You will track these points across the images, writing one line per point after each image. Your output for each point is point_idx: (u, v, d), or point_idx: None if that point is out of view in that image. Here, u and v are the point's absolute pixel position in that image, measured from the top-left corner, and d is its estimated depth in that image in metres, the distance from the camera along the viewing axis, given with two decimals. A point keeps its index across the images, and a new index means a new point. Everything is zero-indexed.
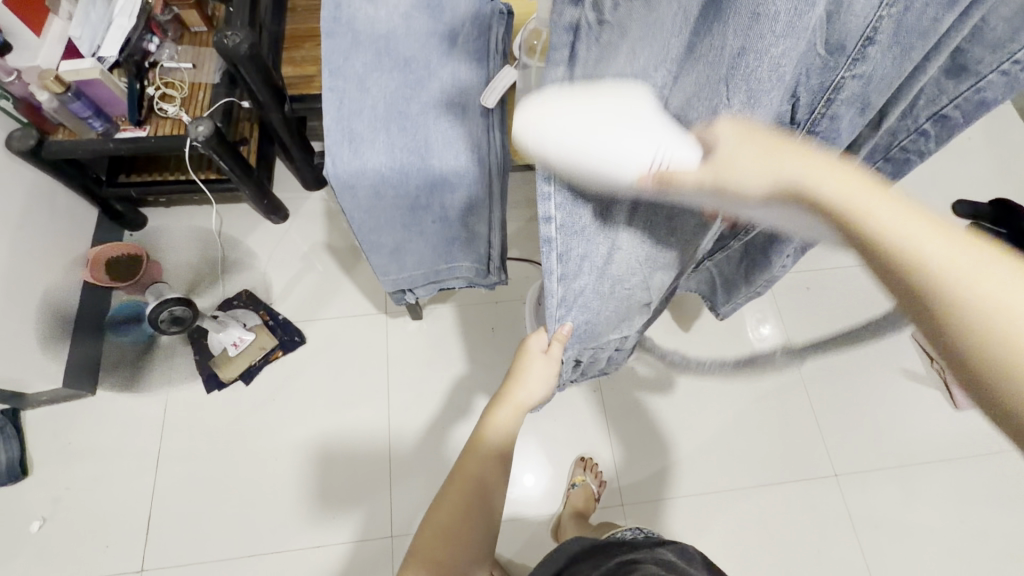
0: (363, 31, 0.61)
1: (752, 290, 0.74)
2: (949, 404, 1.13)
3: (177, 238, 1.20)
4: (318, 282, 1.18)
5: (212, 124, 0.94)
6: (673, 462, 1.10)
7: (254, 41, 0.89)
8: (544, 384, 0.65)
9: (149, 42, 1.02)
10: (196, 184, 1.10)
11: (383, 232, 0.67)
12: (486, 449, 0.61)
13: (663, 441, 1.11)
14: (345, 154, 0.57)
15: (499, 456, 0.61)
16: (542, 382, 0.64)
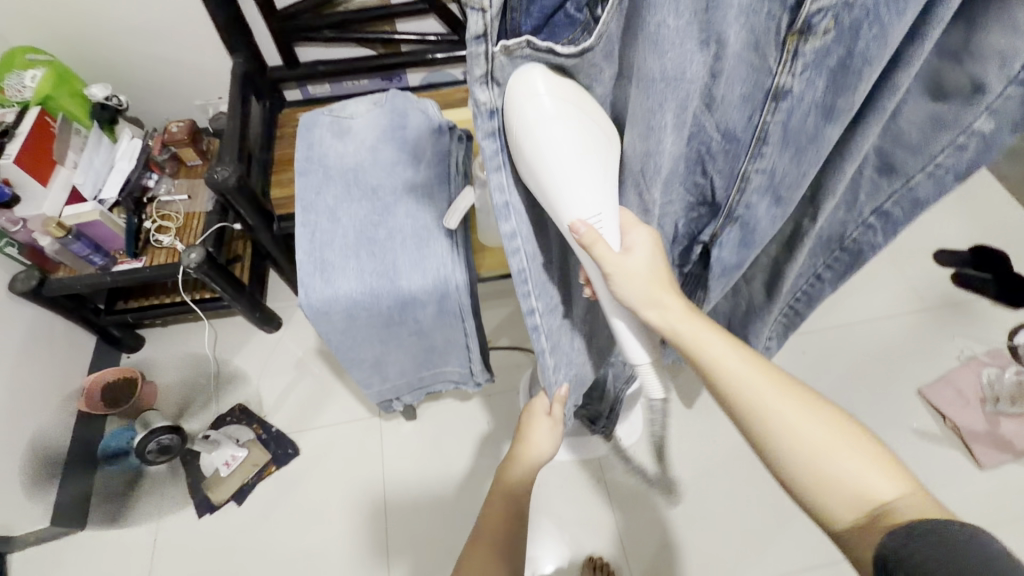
0: (334, 165, 0.67)
1: None
2: (973, 465, 1.09)
3: (172, 356, 1.22)
4: (312, 389, 1.18)
5: (204, 251, 0.99)
6: (689, 554, 1.02)
7: (242, 174, 0.97)
8: (550, 441, 0.65)
9: (149, 178, 1.10)
10: (190, 304, 1.14)
11: (361, 349, 0.68)
12: (503, 498, 0.61)
13: (677, 530, 1.04)
14: (317, 284, 0.60)
15: (517, 505, 0.60)
16: (547, 440, 0.65)
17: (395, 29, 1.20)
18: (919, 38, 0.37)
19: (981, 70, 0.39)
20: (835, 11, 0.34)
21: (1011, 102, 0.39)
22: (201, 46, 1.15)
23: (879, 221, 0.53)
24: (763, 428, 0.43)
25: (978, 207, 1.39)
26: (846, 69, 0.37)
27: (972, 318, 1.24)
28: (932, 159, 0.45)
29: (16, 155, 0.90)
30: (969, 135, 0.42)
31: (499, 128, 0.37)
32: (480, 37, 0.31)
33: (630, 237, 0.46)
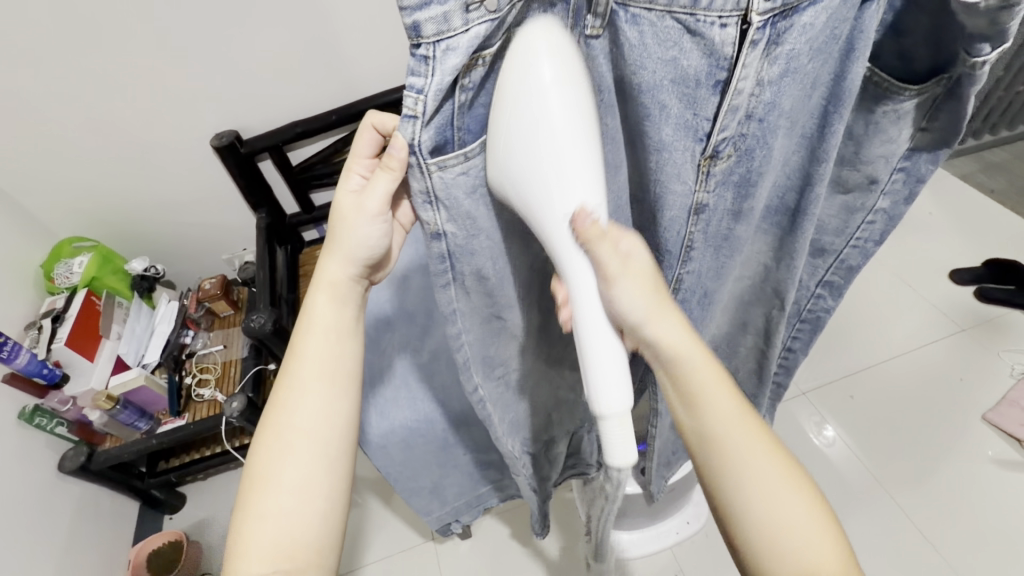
0: None
1: None
2: None
3: (214, 511, 1.19)
4: (360, 521, 1.14)
5: (245, 397, 1.02)
6: None
7: (276, 318, 1.02)
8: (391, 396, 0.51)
9: (185, 336, 1.15)
10: (231, 453, 1.13)
11: (419, 476, 0.68)
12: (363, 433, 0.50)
13: None
14: (373, 418, 0.61)
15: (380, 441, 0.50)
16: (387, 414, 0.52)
17: None
18: (822, 158, 0.43)
19: (873, 168, 0.46)
20: (737, 142, 0.38)
21: (898, 183, 0.47)
22: (228, 208, 1.27)
23: (826, 290, 0.58)
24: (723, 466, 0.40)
25: (974, 224, 1.43)
26: (749, 183, 0.42)
27: (1009, 333, 1.23)
28: (852, 236, 0.52)
29: (66, 336, 0.96)
30: (875, 213, 0.50)
31: (447, 251, 0.39)
32: (415, 145, 0.32)
33: (625, 246, 0.38)
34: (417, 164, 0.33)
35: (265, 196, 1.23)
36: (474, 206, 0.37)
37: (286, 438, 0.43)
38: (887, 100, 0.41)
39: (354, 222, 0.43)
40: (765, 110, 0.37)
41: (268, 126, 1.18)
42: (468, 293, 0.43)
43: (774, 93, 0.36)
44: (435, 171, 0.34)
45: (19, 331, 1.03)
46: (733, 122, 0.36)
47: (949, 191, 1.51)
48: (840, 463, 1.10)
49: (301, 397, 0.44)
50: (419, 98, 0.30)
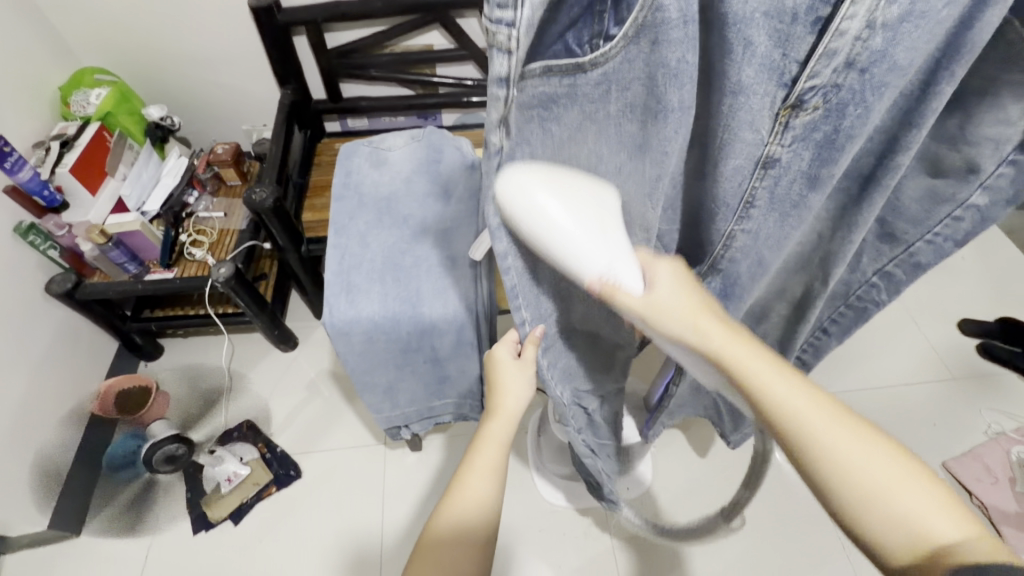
0: (368, 193, 0.70)
1: None
2: None
3: (186, 367, 1.23)
4: (322, 410, 1.18)
5: (233, 266, 1.03)
6: None
7: (278, 196, 1.01)
8: (526, 389, 0.56)
9: (189, 195, 1.15)
10: (212, 317, 1.16)
11: (377, 372, 0.69)
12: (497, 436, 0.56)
13: None
14: (341, 304, 0.62)
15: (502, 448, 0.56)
16: (523, 387, 0.56)
17: (436, 73, 1.26)
18: (916, 124, 0.39)
19: (976, 151, 0.42)
20: (828, 94, 0.35)
21: (1005, 180, 0.43)
22: (255, 77, 1.23)
23: (881, 281, 0.55)
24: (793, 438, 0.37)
25: (1002, 279, 1.37)
26: (832, 145, 0.38)
27: (1000, 392, 1.20)
28: (931, 229, 0.48)
29: (72, 164, 0.96)
30: (965, 209, 0.46)
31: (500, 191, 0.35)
32: (504, 80, 0.29)
33: (654, 272, 0.42)
34: (502, 97, 0.30)
35: (294, 73, 1.20)
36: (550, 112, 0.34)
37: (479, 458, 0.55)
38: (1012, 65, 0.37)
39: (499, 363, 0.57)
40: (871, 59, 0.32)
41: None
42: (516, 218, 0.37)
43: (886, 41, 0.32)
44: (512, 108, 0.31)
45: (27, 147, 1.03)
46: (826, 69, 0.33)
47: (989, 241, 1.43)
48: (792, 479, 1.09)
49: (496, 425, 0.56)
50: (509, 33, 0.27)
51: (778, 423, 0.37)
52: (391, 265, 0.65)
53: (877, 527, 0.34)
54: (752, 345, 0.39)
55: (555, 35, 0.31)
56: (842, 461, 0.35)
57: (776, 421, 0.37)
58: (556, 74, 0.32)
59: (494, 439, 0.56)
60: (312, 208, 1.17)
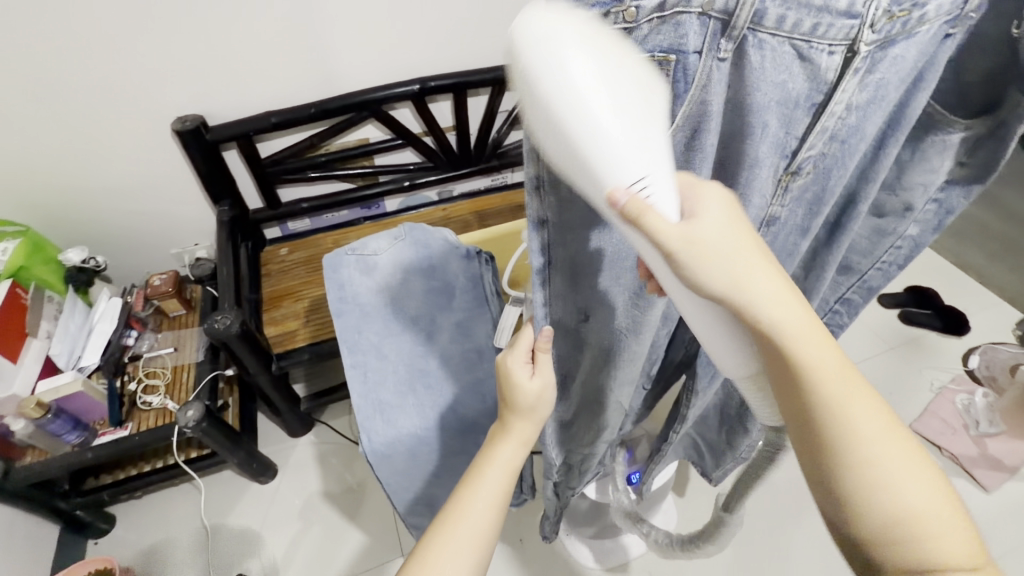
0: (368, 301, 0.69)
1: (736, 457, 0.83)
2: (977, 488, 1.15)
3: (150, 532, 1.07)
4: (321, 537, 1.07)
5: (202, 405, 0.93)
6: None
7: (244, 319, 0.95)
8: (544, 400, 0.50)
9: (128, 336, 1.03)
10: (178, 466, 1.03)
11: (417, 486, 0.65)
12: (508, 455, 0.50)
13: None
14: (378, 426, 0.61)
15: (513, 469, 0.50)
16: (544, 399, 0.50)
17: (374, 163, 1.28)
18: (869, 178, 0.44)
19: (909, 196, 0.49)
20: (818, 161, 0.40)
21: (930, 213, 0.51)
22: (183, 198, 1.16)
23: (844, 307, 0.64)
24: (846, 444, 0.34)
25: None
26: (820, 202, 0.44)
27: (928, 352, 1.38)
28: (878, 258, 0.56)
29: None
30: (904, 239, 0.54)
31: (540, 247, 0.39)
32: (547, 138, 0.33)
33: (699, 203, 0.34)
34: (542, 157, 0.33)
35: (228, 189, 1.15)
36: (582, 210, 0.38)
37: (488, 483, 0.49)
38: (937, 130, 0.43)
39: (519, 374, 0.48)
40: (848, 133, 0.38)
41: (237, 114, 1.10)
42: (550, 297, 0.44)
43: (859, 118, 0.37)
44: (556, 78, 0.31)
45: None
46: (819, 142, 0.38)
47: None
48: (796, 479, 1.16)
49: (508, 446, 0.50)
50: None
51: (816, 416, 0.35)
52: (415, 370, 0.64)
53: (888, 549, 0.34)
54: (823, 338, 0.35)
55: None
56: (881, 484, 0.33)
57: (823, 421, 0.34)
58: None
59: (502, 462, 0.50)
60: (271, 321, 1.11)
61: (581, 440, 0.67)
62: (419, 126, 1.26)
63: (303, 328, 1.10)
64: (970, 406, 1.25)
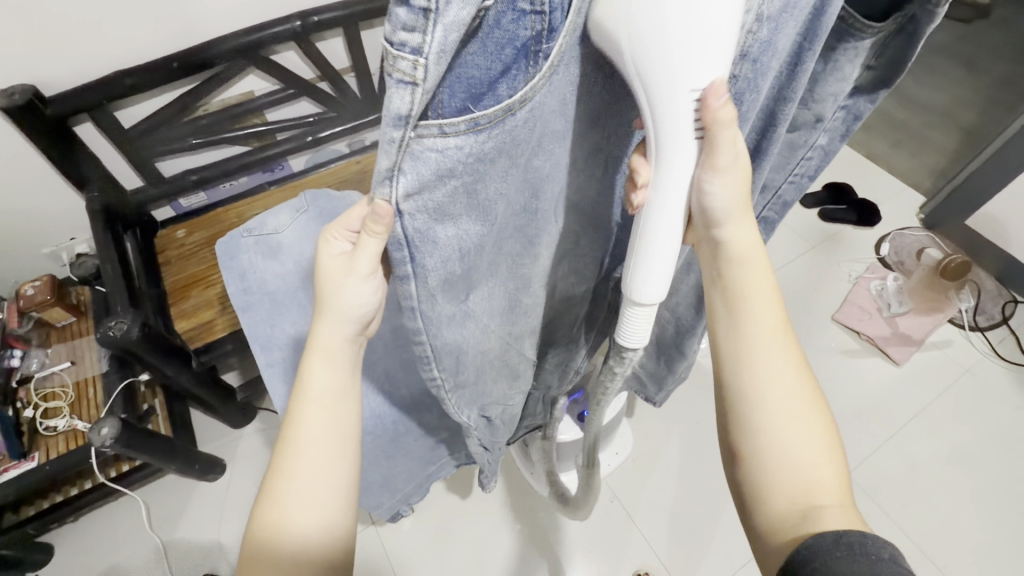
0: (275, 289, 0.62)
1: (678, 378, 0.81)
2: (890, 363, 1.28)
3: (96, 553, 1.00)
4: None
5: (118, 420, 0.84)
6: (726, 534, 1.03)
7: (144, 320, 0.84)
8: (364, 301, 0.40)
9: (11, 357, 0.89)
10: (108, 485, 0.95)
11: (369, 472, 0.62)
12: (324, 386, 0.42)
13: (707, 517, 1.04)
14: None
15: (336, 396, 0.43)
16: (357, 301, 0.40)
17: (267, 120, 1.13)
18: (787, 99, 0.39)
19: (821, 108, 0.42)
20: (727, 84, 0.34)
21: (838, 120, 0.45)
22: (39, 187, 0.98)
23: (762, 227, 0.56)
24: (764, 378, 0.43)
25: None
26: (736, 128, 0.38)
27: (847, 244, 1.47)
28: (791, 172, 0.50)
29: None
30: (814, 149, 0.47)
31: (406, 237, 0.27)
32: (403, 117, 0.22)
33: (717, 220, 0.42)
34: (397, 140, 0.22)
35: (92, 170, 0.98)
36: (449, 197, 0.27)
37: (303, 459, 0.41)
38: (850, 38, 0.37)
39: (342, 283, 0.39)
40: (760, 49, 0.33)
41: (80, 79, 0.91)
42: (433, 292, 0.32)
43: (771, 31, 0.32)
44: (429, 84, 0.21)
45: None
46: (728, 63, 0.33)
47: None
48: None
49: (314, 408, 0.42)
50: (416, 62, 0.20)
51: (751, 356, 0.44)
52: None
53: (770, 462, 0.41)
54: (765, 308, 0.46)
55: (487, 85, 0.24)
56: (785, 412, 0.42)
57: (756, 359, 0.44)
58: (477, 135, 0.25)
59: (312, 430, 0.42)
60: (182, 314, 1.00)
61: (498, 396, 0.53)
62: (311, 71, 1.11)
63: (219, 317, 1.00)
64: (883, 290, 1.35)
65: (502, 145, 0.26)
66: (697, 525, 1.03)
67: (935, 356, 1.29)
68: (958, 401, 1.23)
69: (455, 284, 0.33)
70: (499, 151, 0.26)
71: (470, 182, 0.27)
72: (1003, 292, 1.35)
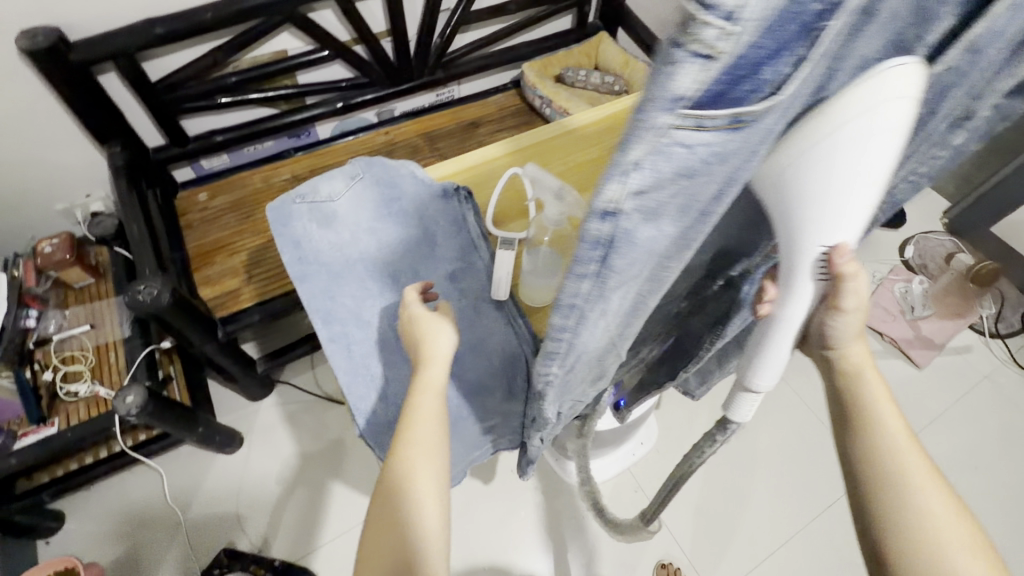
0: (332, 260, 0.58)
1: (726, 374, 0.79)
2: (911, 366, 1.29)
3: (110, 521, 0.98)
4: (306, 497, 1.02)
5: (143, 389, 0.80)
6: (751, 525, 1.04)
7: (174, 286, 0.80)
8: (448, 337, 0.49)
9: (27, 318, 0.84)
10: (126, 453, 0.92)
11: None
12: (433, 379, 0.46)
13: (731, 510, 1.04)
14: (374, 404, 0.54)
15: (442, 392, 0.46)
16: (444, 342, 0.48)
17: (297, 82, 1.08)
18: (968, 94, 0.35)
19: (978, 106, 0.37)
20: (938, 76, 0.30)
21: (984, 121, 0.40)
22: (58, 139, 0.93)
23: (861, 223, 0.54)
24: (896, 465, 0.38)
25: None
26: None
27: (874, 245, 1.46)
28: (914, 170, 0.45)
29: None
30: (946, 149, 0.43)
31: (609, 237, 0.24)
32: (676, 100, 0.19)
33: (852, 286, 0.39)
34: (660, 125, 0.20)
35: (115, 124, 0.93)
36: (669, 197, 0.24)
37: (424, 457, 0.42)
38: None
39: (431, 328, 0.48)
40: (987, 40, 0.28)
41: (107, 26, 0.85)
42: (602, 296, 0.29)
43: (1009, 18, 0.27)
44: (718, 62, 0.18)
45: None
46: (956, 55, 0.28)
47: None
48: None
49: (428, 396, 0.45)
50: (722, 29, 0.17)
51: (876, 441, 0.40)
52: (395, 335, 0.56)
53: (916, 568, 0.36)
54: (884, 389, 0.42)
55: (757, 64, 0.20)
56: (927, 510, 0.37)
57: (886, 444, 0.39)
58: (726, 131, 0.21)
59: (430, 411, 0.44)
60: (206, 282, 0.96)
61: (585, 387, 0.50)
62: (347, 32, 1.06)
63: (246, 286, 0.96)
64: (907, 293, 1.35)
65: (736, 147, 0.23)
66: (719, 515, 1.04)
67: (956, 363, 1.30)
68: (975, 404, 1.24)
69: (626, 289, 0.30)
70: (732, 153, 0.23)
71: (693, 183, 0.23)
72: None
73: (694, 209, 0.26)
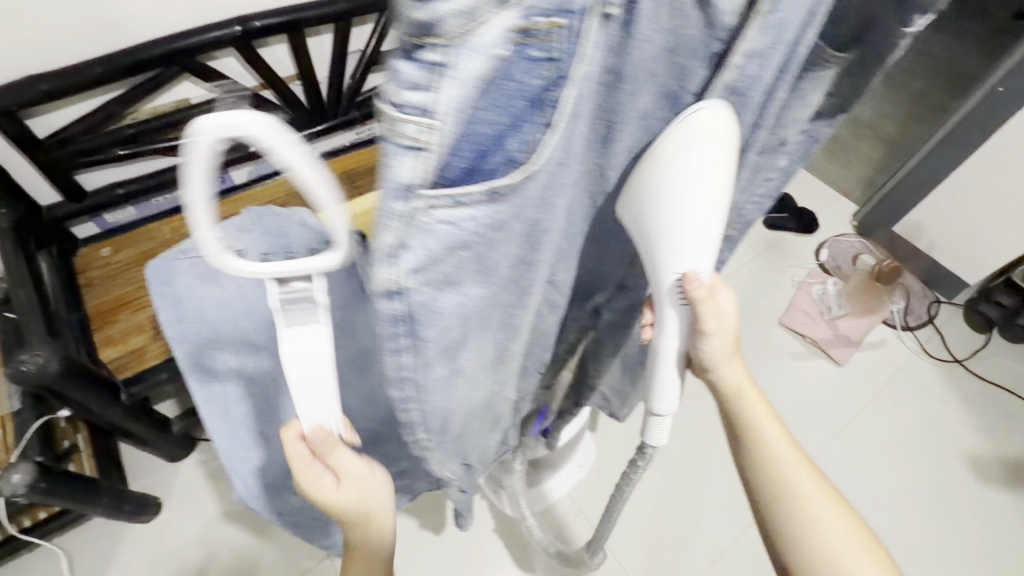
0: (216, 315, 0.57)
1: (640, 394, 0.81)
2: (832, 363, 1.35)
3: None
4: (232, 560, 0.97)
5: (32, 464, 0.75)
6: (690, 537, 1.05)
7: (64, 352, 0.75)
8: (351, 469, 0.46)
9: None
10: (22, 535, 0.85)
11: None
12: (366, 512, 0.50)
13: None
14: (256, 467, 0.53)
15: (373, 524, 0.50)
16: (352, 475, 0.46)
17: None
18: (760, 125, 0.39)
19: (786, 132, 0.43)
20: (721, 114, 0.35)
21: (800, 143, 0.45)
22: None
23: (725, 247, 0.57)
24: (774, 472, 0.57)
25: None
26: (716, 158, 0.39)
27: (792, 252, 1.54)
28: (753, 193, 0.49)
29: None
30: (775, 171, 0.47)
31: (405, 310, 0.30)
32: (406, 187, 0.24)
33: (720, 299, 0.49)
34: (400, 212, 0.25)
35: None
36: (453, 269, 0.30)
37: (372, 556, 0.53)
38: (814, 66, 0.37)
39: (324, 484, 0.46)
40: (746, 84, 0.34)
41: None
42: (423, 356, 0.34)
43: (758, 66, 0.32)
44: (433, 152, 0.24)
45: None
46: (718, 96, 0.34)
47: None
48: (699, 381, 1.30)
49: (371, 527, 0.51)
50: (422, 124, 0.22)
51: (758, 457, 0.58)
52: (281, 389, 0.55)
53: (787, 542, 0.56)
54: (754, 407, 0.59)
55: (494, 144, 0.26)
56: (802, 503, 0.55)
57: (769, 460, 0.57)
58: (485, 201, 0.27)
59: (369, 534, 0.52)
60: (109, 340, 0.91)
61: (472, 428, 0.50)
62: (254, 79, 1.06)
63: (153, 342, 0.92)
64: (824, 295, 1.43)
65: (507, 212, 0.30)
66: None
67: (872, 357, 1.37)
68: (891, 397, 1.31)
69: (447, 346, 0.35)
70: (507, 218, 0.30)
71: (475, 250, 0.30)
72: (928, 292, 1.47)
73: (477, 271, 0.32)
